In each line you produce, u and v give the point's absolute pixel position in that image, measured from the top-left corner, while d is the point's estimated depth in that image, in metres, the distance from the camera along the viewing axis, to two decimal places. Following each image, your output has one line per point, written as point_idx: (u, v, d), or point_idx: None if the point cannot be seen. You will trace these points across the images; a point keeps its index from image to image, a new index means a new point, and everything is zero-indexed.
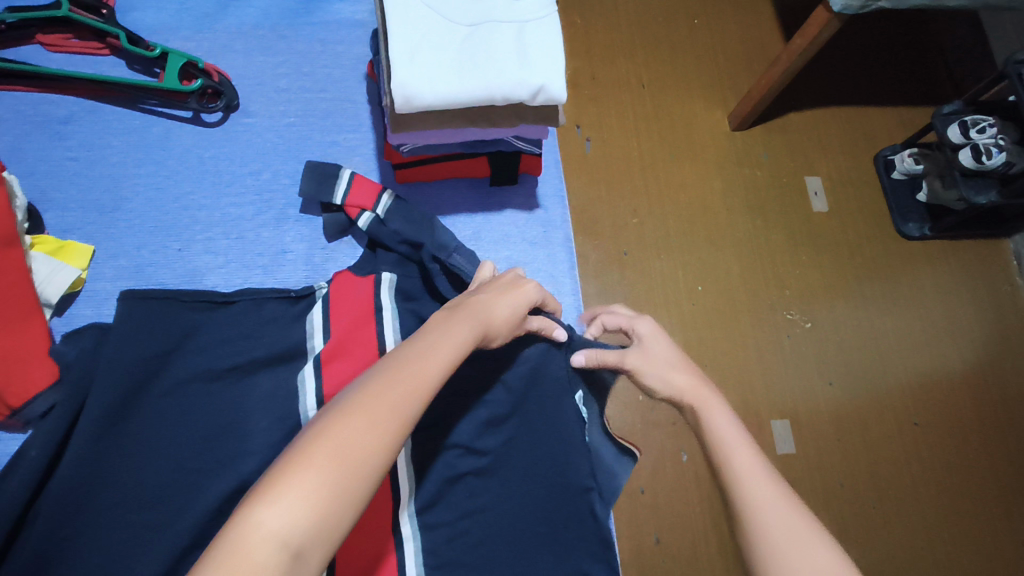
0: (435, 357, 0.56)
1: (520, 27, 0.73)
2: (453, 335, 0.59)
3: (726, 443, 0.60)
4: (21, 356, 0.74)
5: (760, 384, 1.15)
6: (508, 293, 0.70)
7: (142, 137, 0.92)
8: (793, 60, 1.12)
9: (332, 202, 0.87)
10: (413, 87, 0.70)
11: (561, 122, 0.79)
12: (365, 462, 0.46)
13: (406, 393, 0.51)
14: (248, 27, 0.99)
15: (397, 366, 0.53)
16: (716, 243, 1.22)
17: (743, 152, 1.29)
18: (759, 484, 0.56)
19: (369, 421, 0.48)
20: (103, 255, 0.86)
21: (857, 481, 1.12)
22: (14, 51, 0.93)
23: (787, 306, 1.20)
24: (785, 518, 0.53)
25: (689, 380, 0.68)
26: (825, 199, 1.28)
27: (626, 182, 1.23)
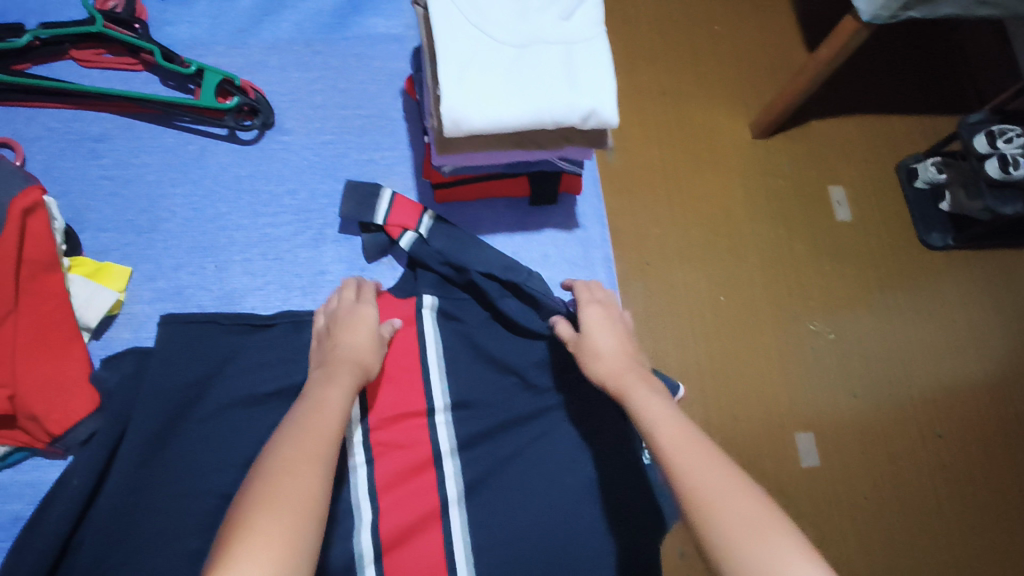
0: (329, 408, 0.63)
1: (568, 48, 0.72)
2: (336, 386, 0.67)
3: (650, 417, 0.63)
4: (62, 384, 0.73)
5: (784, 395, 1.11)
6: (356, 322, 0.76)
7: (177, 155, 0.90)
8: (819, 70, 1.11)
9: (373, 222, 0.86)
10: (461, 110, 0.68)
11: (608, 144, 0.77)
12: (303, 510, 0.53)
13: (317, 446, 0.59)
14: (284, 43, 0.98)
15: (298, 429, 0.60)
16: (738, 253, 1.19)
17: (766, 160, 1.26)
18: (683, 447, 0.59)
19: (293, 476, 0.55)
20: (141, 277, 0.85)
21: (882, 495, 1.08)
22: (47, 67, 0.92)
23: (810, 316, 1.17)
24: (710, 476, 0.56)
25: (618, 365, 0.71)
26: (849, 208, 1.25)
27: (650, 191, 1.20)
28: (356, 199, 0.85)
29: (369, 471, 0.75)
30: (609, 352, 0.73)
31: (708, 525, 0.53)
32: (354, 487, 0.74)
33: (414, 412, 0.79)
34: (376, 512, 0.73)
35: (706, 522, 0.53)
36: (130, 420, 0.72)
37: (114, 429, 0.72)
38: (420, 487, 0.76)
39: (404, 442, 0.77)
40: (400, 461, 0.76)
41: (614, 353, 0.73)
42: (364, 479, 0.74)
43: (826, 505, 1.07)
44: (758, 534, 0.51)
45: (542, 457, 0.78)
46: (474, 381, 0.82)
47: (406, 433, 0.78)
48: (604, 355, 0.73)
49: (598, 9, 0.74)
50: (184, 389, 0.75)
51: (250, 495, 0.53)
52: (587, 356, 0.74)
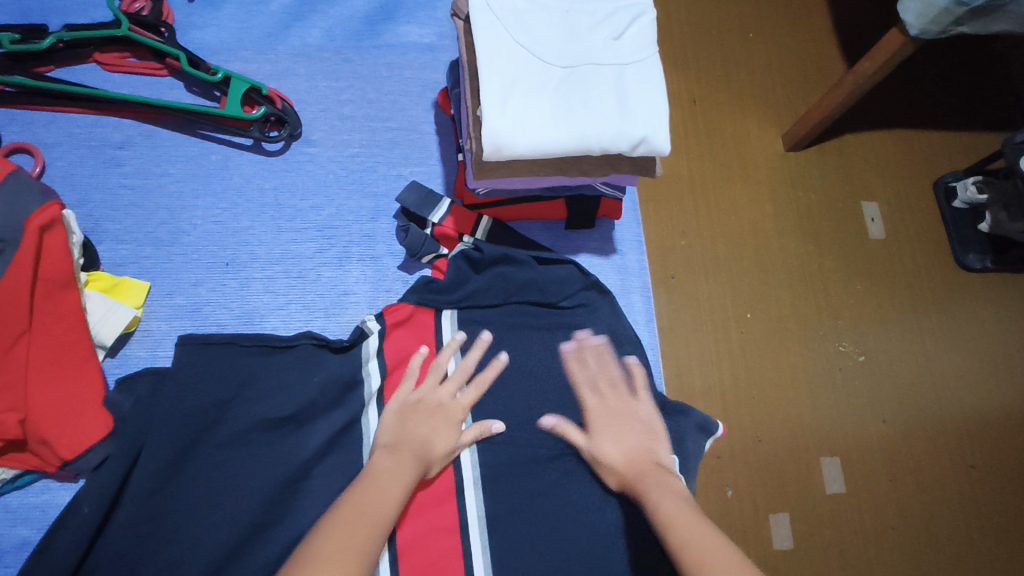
0: (384, 495, 0.61)
1: (619, 71, 0.68)
2: (402, 469, 0.65)
3: (661, 511, 0.63)
4: (74, 408, 0.69)
5: (810, 417, 1.05)
6: (441, 418, 0.74)
7: (200, 165, 0.87)
8: (859, 84, 1.05)
9: (427, 219, 0.83)
10: (505, 134, 0.64)
11: (655, 172, 0.72)
12: (365, 550, 0.55)
13: (367, 531, 0.56)
14: (312, 49, 0.95)
15: (349, 509, 0.58)
16: (767, 268, 1.12)
17: (798, 173, 1.20)
18: (693, 539, 0.59)
19: (360, 520, 0.57)
20: (158, 292, 0.81)
21: (909, 526, 1.01)
22: (70, 70, 0.89)
23: (839, 338, 1.10)
24: (723, 567, 0.55)
25: (632, 464, 0.72)
26: (882, 225, 1.18)
27: (682, 201, 1.14)
28: (421, 192, 0.83)
29: None
30: (620, 452, 0.73)
31: None
32: None
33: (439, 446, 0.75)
34: (395, 548, 0.70)
35: None
36: (144, 446, 0.69)
37: (126, 455, 0.69)
38: (442, 526, 0.72)
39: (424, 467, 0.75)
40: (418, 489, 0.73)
41: (626, 454, 0.73)
42: None
43: (849, 533, 1.00)
44: None
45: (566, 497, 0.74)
46: (500, 404, 0.78)
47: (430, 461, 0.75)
48: (616, 456, 0.73)
49: (651, 30, 0.70)
50: (199, 414, 0.71)
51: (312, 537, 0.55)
52: (601, 469, 0.73)
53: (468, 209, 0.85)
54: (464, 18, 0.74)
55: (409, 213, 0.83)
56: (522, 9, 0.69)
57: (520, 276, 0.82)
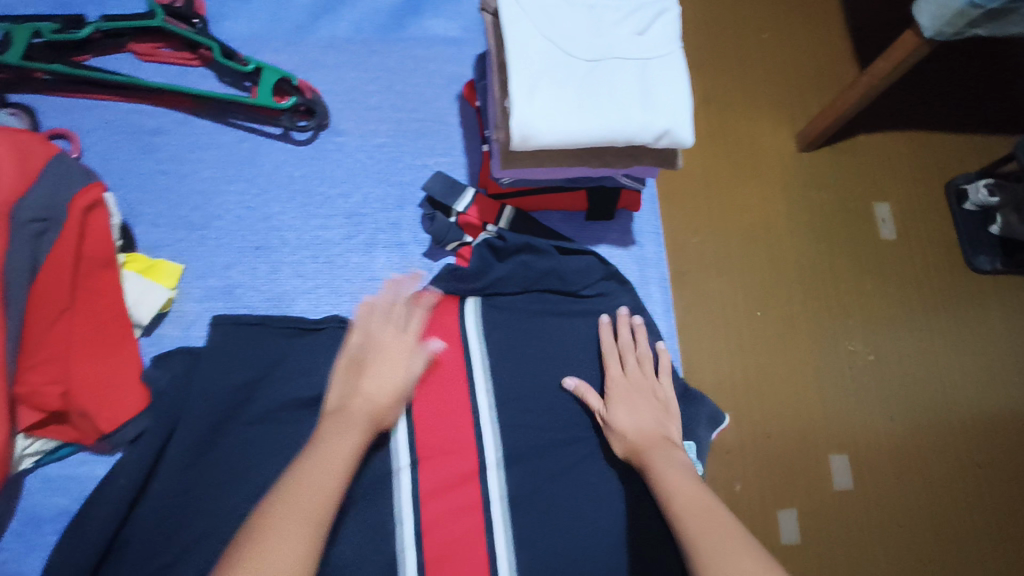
0: (335, 454, 0.62)
1: (643, 65, 0.70)
2: (349, 431, 0.65)
3: (670, 484, 0.65)
4: (113, 383, 0.72)
5: (819, 414, 1.07)
6: (381, 366, 0.73)
7: (232, 152, 0.90)
8: (872, 85, 1.07)
9: (452, 209, 0.85)
10: (532, 124, 0.66)
11: (677, 165, 0.74)
12: (317, 517, 0.56)
13: (318, 498, 0.58)
14: (340, 41, 0.97)
15: (302, 473, 0.59)
16: (780, 264, 1.14)
17: (810, 172, 1.21)
18: (698, 511, 0.61)
19: (313, 482, 0.59)
20: (192, 274, 0.84)
21: (916, 523, 1.03)
22: (106, 60, 0.92)
23: (849, 336, 1.12)
24: (721, 536, 0.57)
25: (643, 434, 0.73)
26: (893, 226, 1.20)
27: (696, 198, 1.16)
28: (445, 182, 0.85)
29: (413, 477, 0.75)
30: (632, 421, 0.74)
31: None
32: (398, 496, 0.74)
33: (461, 429, 0.78)
34: (419, 524, 0.73)
35: None
36: (179, 422, 0.72)
37: (163, 428, 0.71)
38: (464, 505, 0.75)
39: (448, 449, 0.77)
40: (442, 469, 0.76)
41: (639, 424, 0.74)
42: (407, 483, 0.75)
43: (856, 530, 1.02)
44: None
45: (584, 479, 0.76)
46: (522, 388, 0.81)
47: (453, 441, 0.78)
48: (626, 424, 0.74)
49: (675, 26, 0.72)
50: (232, 391, 0.74)
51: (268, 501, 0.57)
52: (612, 432, 0.74)
53: (491, 199, 0.87)
54: (492, 12, 0.76)
55: (434, 202, 0.86)
56: (549, 3, 0.71)
57: (542, 266, 0.84)
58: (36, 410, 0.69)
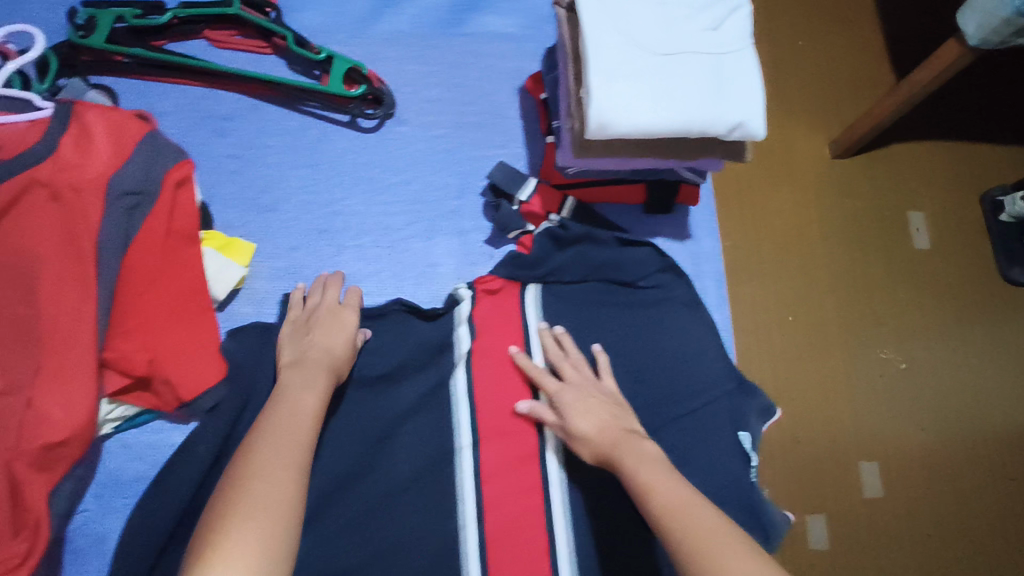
0: (305, 408, 0.66)
1: (718, 59, 0.71)
2: (314, 377, 0.69)
3: (642, 480, 0.65)
4: (191, 354, 0.74)
5: (853, 421, 1.07)
6: (335, 323, 0.76)
7: (301, 138, 0.92)
8: (916, 91, 1.07)
9: (515, 198, 0.88)
10: (610, 114, 0.68)
11: (744, 158, 0.76)
12: (296, 461, 0.60)
13: (295, 447, 0.61)
14: (404, 34, 0.99)
15: (277, 422, 0.63)
16: (823, 267, 1.15)
17: (843, 181, 1.22)
18: (675, 495, 0.62)
19: (272, 479, 0.57)
20: (262, 254, 0.87)
21: (945, 532, 1.04)
22: (182, 45, 0.95)
23: (882, 344, 1.12)
24: (700, 522, 0.60)
25: (605, 434, 0.71)
26: (926, 236, 1.20)
27: (743, 198, 1.17)
28: (510, 173, 0.88)
29: (476, 457, 0.77)
30: (592, 423, 0.72)
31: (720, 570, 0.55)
32: (461, 475, 0.76)
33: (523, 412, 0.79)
34: (480, 501, 0.75)
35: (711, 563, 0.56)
36: (252, 395, 0.74)
37: (239, 398, 0.74)
38: (526, 486, 0.76)
39: (508, 432, 0.78)
40: (504, 451, 0.78)
41: (599, 425, 0.72)
42: (469, 463, 0.77)
43: (884, 538, 1.02)
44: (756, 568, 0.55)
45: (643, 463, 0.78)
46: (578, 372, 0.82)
47: (515, 422, 0.79)
48: (586, 428, 0.72)
49: (748, 21, 0.74)
50: None
51: (223, 502, 0.55)
52: (574, 441, 0.73)
53: (554, 188, 0.89)
54: (565, 6, 0.78)
55: (498, 191, 0.89)
56: None
57: (602, 254, 0.86)
58: (120, 375, 0.72)
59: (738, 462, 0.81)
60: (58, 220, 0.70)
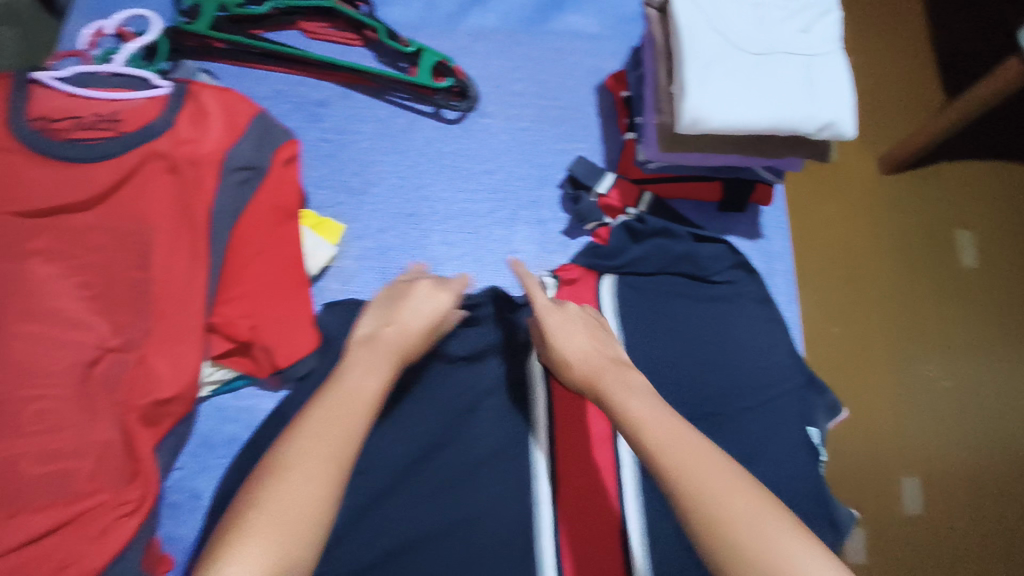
0: (359, 395, 0.60)
1: (808, 61, 0.74)
2: (376, 361, 0.65)
3: (631, 412, 0.61)
4: (289, 323, 0.78)
5: (899, 434, 1.07)
6: (423, 307, 0.73)
7: (389, 126, 0.97)
8: (976, 108, 1.07)
9: (594, 189, 0.92)
10: (704, 110, 0.71)
11: (828, 157, 0.78)
12: (339, 457, 0.54)
13: (341, 441, 0.55)
14: (489, 31, 1.03)
15: (326, 409, 0.57)
16: (882, 273, 1.15)
17: (893, 196, 1.21)
18: (665, 426, 0.59)
19: (306, 480, 0.52)
20: (351, 235, 0.91)
21: (984, 551, 1.04)
22: (279, 35, 1.00)
23: (926, 360, 1.12)
24: (691, 458, 0.55)
25: (587, 363, 0.69)
26: (975, 254, 1.20)
27: (809, 201, 1.17)
28: (590, 165, 0.92)
29: (552, 436, 0.78)
30: (574, 352, 0.71)
31: (711, 520, 0.52)
32: (537, 454, 0.77)
33: None
34: (556, 479, 0.76)
35: (701, 505, 0.52)
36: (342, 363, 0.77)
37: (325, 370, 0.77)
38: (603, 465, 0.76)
39: (585, 412, 0.79)
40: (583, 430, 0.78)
41: (582, 353, 0.71)
42: (544, 440, 0.78)
43: (922, 554, 1.03)
44: (752, 517, 0.51)
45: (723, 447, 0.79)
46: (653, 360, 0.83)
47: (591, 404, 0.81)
48: (571, 358, 0.71)
49: (837, 26, 0.76)
50: None
51: (252, 498, 0.51)
52: (562, 364, 0.71)
53: (632, 183, 0.93)
54: (655, 7, 0.81)
55: (578, 183, 0.93)
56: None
57: (677, 248, 0.89)
58: (225, 340, 0.77)
59: (806, 455, 0.82)
60: (172, 191, 0.75)
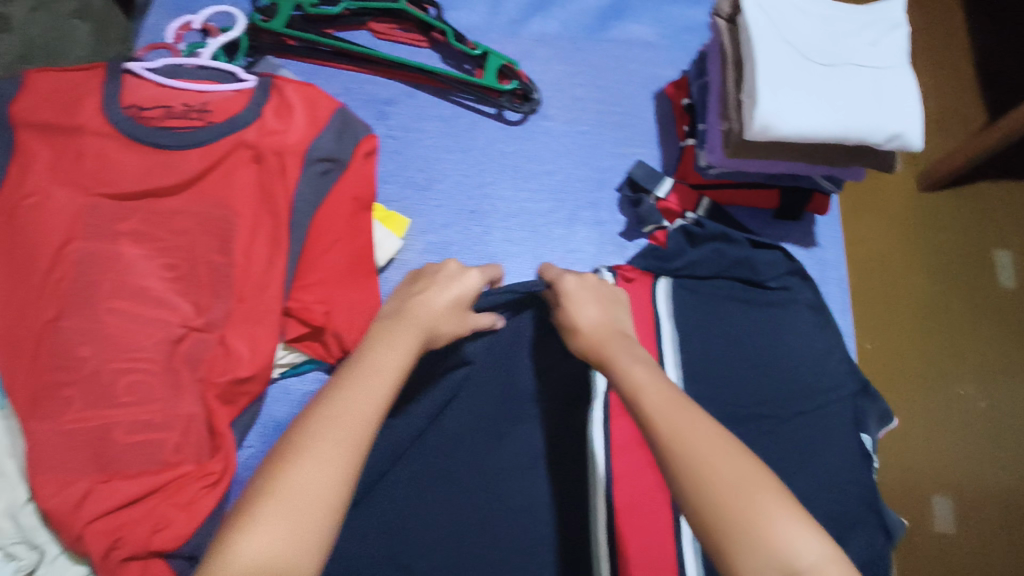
0: (382, 376, 0.57)
1: (877, 73, 0.75)
2: (402, 342, 0.62)
3: (635, 383, 0.61)
4: (361, 310, 0.81)
5: (933, 452, 1.05)
6: (452, 286, 0.72)
7: (453, 125, 1.00)
8: (1016, 128, 1.04)
9: (653, 193, 0.94)
10: (774, 117, 0.72)
11: (892, 168, 0.80)
12: (357, 440, 0.51)
13: (357, 422, 0.52)
14: (550, 37, 1.06)
15: (344, 387, 0.55)
16: (926, 288, 1.13)
17: (930, 213, 1.19)
18: (667, 395, 0.59)
19: (319, 462, 0.49)
20: (416, 229, 0.94)
21: None
22: (348, 34, 1.03)
23: (960, 381, 1.09)
24: (692, 427, 0.55)
25: (598, 334, 0.69)
26: (1013, 273, 1.16)
27: (852, 214, 1.17)
28: (650, 169, 0.95)
29: (606, 431, 0.74)
30: (586, 321, 0.71)
31: (705, 491, 0.51)
32: (593, 448, 0.74)
33: None
34: (610, 474, 0.72)
35: (695, 473, 0.52)
36: None
37: None
38: None
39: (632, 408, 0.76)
40: None
41: (595, 323, 0.70)
42: (599, 435, 0.74)
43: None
44: (745, 491, 0.51)
45: (776, 449, 0.81)
46: (706, 364, 0.86)
47: None
48: (581, 326, 0.70)
49: (905, 41, 0.78)
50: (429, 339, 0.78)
51: (263, 481, 0.49)
52: (568, 329, 0.71)
53: (691, 188, 0.95)
54: (725, 17, 0.83)
55: (637, 187, 0.95)
56: (789, 11, 0.77)
57: (732, 253, 0.91)
58: (301, 324, 0.80)
59: (859, 461, 0.83)
60: (256, 179, 0.78)
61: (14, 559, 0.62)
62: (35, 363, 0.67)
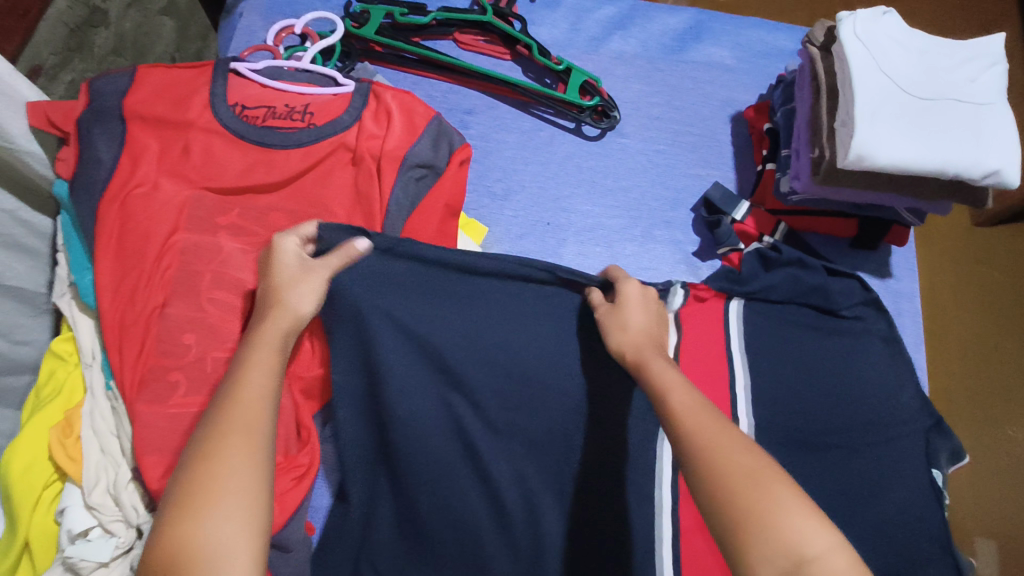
0: (260, 370, 0.56)
1: (976, 109, 0.76)
2: (267, 337, 0.60)
3: (660, 381, 0.60)
4: None
5: (986, 491, 1.03)
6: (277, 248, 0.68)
7: (532, 138, 1.02)
8: None
9: (728, 215, 0.95)
10: (871, 147, 0.73)
11: (983, 206, 0.80)
12: (258, 427, 0.52)
13: (251, 415, 0.52)
14: (629, 56, 1.08)
15: (228, 391, 0.54)
16: (993, 324, 1.11)
17: (987, 245, 1.16)
18: (685, 395, 0.58)
19: (231, 455, 0.49)
20: (493, 238, 0.95)
21: None
22: (434, 44, 1.05)
23: (1008, 421, 1.04)
24: (705, 427, 0.54)
25: (642, 339, 0.67)
26: None
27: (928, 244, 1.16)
28: (727, 191, 0.95)
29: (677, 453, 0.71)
30: (635, 327, 0.68)
31: (720, 485, 0.50)
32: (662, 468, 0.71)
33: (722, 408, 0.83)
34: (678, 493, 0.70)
35: (712, 465, 0.51)
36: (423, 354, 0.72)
37: (409, 342, 0.72)
38: None
39: None
40: None
41: (642, 329, 0.68)
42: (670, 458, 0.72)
43: None
44: (758, 483, 0.50)
45: (844, 480, 0.81)
46: (776, 386, 0.85)
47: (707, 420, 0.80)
48: (630, 329, 0.68)
49: (1004, 78, 0.78)
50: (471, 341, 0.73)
51: (175, 494, 0.48)
52: (612, 330, 0.69)
53: (768, 213, 0.96)
54: (819, 46, 0.84)
55: (713, 208, 0.96)
56: (888, 43, 0.78)
57: (811, 278, 0.90)
58: None
59: (932, 498, 0.82)
60: (353, 181, 0.81)
61: (115, 536, 0.66)
62: (141, 348, 0.69)
